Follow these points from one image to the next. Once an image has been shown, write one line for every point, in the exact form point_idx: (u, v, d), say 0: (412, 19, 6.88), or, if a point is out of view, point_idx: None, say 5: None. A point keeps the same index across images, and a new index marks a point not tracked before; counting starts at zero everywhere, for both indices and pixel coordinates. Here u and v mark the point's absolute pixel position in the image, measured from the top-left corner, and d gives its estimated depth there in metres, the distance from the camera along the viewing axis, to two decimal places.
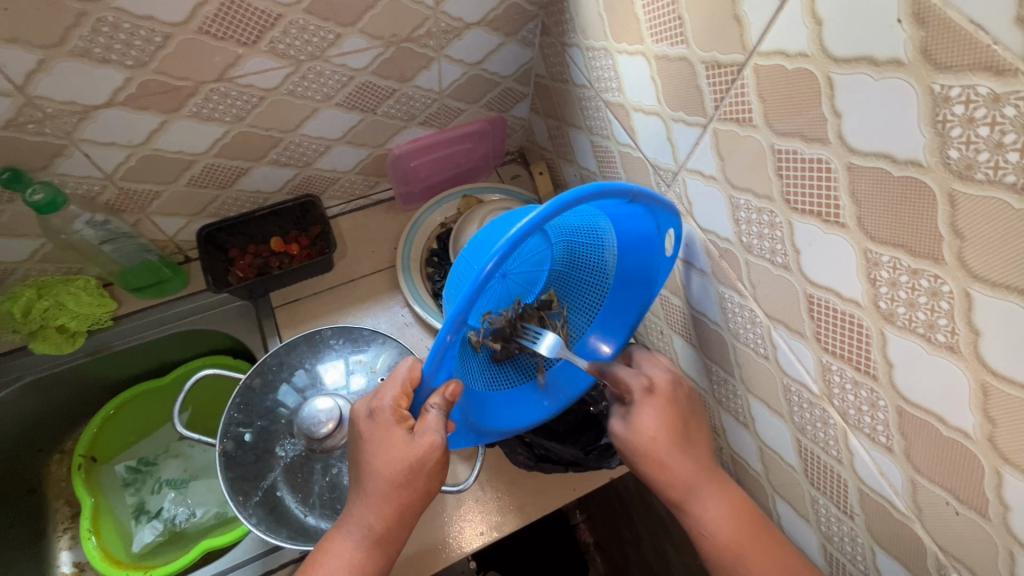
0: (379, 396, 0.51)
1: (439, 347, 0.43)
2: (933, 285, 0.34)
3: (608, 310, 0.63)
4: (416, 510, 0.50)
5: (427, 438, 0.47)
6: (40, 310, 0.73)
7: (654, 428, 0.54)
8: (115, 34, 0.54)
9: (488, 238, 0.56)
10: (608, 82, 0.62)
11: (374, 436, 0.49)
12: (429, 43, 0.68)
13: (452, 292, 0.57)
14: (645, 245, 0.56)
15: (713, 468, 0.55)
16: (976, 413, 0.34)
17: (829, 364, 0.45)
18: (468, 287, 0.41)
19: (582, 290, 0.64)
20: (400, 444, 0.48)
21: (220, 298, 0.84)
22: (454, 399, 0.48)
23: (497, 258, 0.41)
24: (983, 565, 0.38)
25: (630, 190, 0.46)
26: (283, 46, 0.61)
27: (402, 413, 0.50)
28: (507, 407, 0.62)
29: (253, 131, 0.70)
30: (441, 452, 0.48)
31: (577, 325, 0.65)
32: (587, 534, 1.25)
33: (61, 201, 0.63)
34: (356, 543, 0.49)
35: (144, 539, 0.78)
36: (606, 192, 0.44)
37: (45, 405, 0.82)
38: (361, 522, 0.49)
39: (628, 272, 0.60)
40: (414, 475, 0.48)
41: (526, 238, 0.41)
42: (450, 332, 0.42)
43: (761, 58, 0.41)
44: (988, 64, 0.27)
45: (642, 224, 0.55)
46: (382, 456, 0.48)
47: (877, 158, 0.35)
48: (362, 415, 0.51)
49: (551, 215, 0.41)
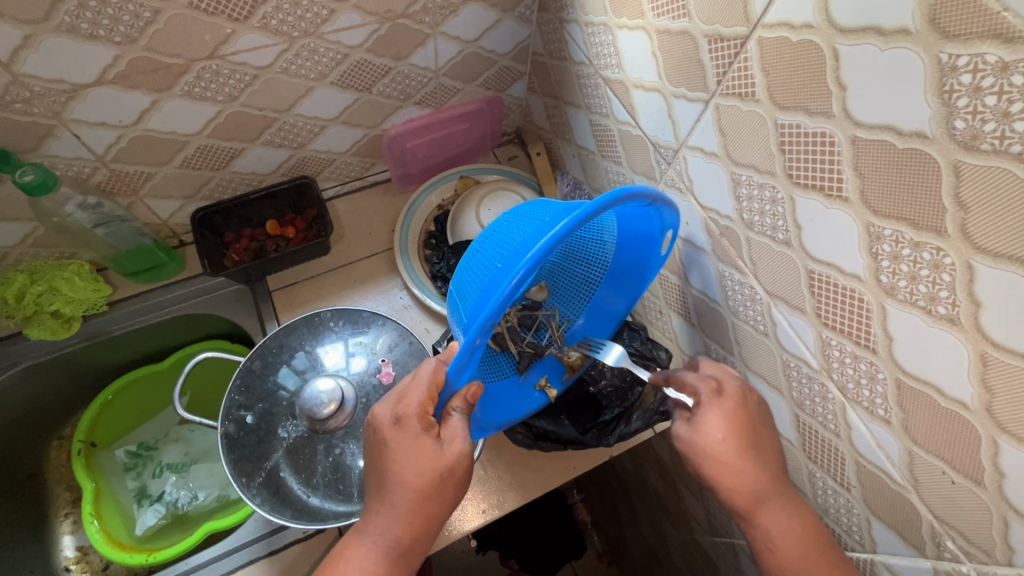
0: (405, 401, 0.49)
1: (467, 348, 0.43)
2: (935, 257, 0.34)
3: (599, 303, 0.65)
4: (441, 520, 0.50)
5: (455, 445, 0.49)
6: (34, 295, 0.72)
7: (723, 430, 0.49)
8: (102, 10, 0.52)
9: (501, 235, 0.55)
10: (607, 59, 0.61)
11: (402, 447, 0.49)
12: (425, 19, 0.67)
13: (461, 290, 0.57)
14: (644, 243, 0.58)
15: (758, 450, 0.49)
16: (975, 384, 0.35)
17: (829, 339, 0.45)
18: (504, 291, 0.41)
19: (576, 284, 0.65)
20: (430, 455, 0.48)
21: (217, 282, 0.83)
22: (475, 401, 0.50)
23: (529, 266, 0.42)
24: (977, 531, 0.39)
25: (650, 195, 0.47)
26: (276, 23, 0.59)
27: (428, 419, 0.49)
28: (505, 401, 0.63)
29: (247, 111, 0.69)
30: (469, 461, 0.49)
31: (569, 315, 0.66)
32: (584, 514, 1.31)
33: (53, 182, 0.62)
34: (379, 557, 0.49)
35: (147, 522, 0.79)
36: (630, 198, 0.45)
37: (43, 391, 0.81)
38: (387, 534, 0.49)
39: (623, 267, 0.62)
40: (444, 483, 0.49)
41: (554, 247, 0.42)
42: (480, 335, 0.43)
43: (765, 30, 0.40)
44: (998, 31, 0.27)
45: (647, 224, 0.55)
46: (410, 465, 0.48)
47: (882, 131, 0.35)
48: (385, 421, 0.50)
49: (585, 220, 0.43)
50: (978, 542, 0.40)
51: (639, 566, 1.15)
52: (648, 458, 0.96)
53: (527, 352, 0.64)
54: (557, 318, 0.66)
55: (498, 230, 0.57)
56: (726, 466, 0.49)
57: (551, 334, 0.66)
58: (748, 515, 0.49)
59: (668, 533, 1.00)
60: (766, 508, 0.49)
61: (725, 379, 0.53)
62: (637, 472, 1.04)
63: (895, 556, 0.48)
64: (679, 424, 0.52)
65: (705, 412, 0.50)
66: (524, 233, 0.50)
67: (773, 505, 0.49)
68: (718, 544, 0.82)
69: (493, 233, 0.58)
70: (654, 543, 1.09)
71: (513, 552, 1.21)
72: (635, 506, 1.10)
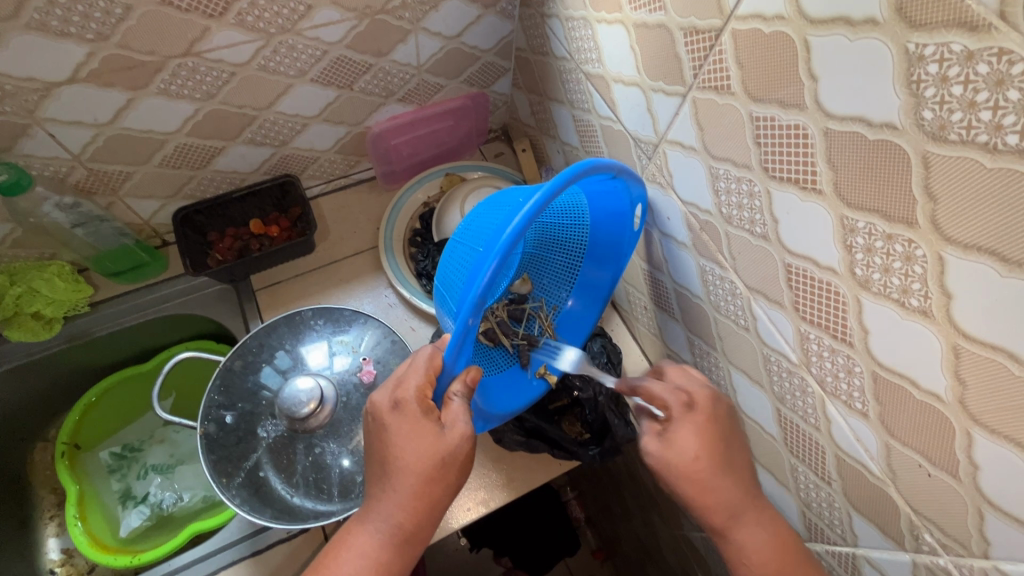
0: (402, 386, 0.50)
1: (460, 331, 0.43)
2: (907, 250, 0.34)
3: (583, 282, 0.66)
4: (439, 512, 0.50)
5: (457, 429, 0.48)
6: (13, 296, 0.72)
7: (695, 447, 0.49)
8: (73, 6, 0.51)
9: (477, 225, 0.55)
10: (587, 53, 0.61)
11: (403, 430, 0.48)
12: (405, 15, 0.66)
13: (445, 283, 0.57)
14: (618, 220, 0.58)
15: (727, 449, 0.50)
16: (948, 376, 0.35)
17: (807, 333, 0.45)
18: (488, 267, 0.41)
19: (556, 269, 0.66)
20: (431, 437, 0.48)
21: (201, 282, 0.82)
22: (474, 385, 0.50)
23: (512, 240, 0.42)
24: (953, 523, 0.39)
25: (614, 167, 0.48)
26: (252, 19, 0.59)
27: (428, 403, 0.49)
28: (505, 392, 0.62)
29: (226, 109, 0.68)
30: (470, 444, 0.49)
31: (555, 301, 0.67)
32: (578, 511, 1.30)
33: (27, 182, 0.61)
34: (382, 541, 0.48)
35: (131, 524, 0.79)
36: (594, 170, 0.46)
37: (24, 393, 0.81)
38: (391, 519, 0.48)
39: (601, 245, 0.62)
40: (447, 467, 0.48)
41: (532, 221, 0.42)
42: (472, 314, 0.43)
43: (738, 23, 0.40)
44: (962, 20, 0.27)
45: (617, 200, 0.56)
46: (411, 450, 0.48)
47: (853, 123, 0.34)
48: (385, 406, 0.50)
49: (556, 192, 0.43)
50: (955, 535, 0.39)
51: (632, 562, 1.15)
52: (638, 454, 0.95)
53: (522, 344, 0.64)
54: (545, 307, 0.66)
55: (473, 221, 0.57)
56: (693, 482, 0.49)
57: (542, 324, 0.66)
58: (723, 533, 0.50)
59: (658, 529, 1.00)
60: (741, 525, 0.50)
61: (694, 390, 0.53)
62: (628, 468, 1.03)
63: (875, 549, 0.48)
64: (651, 439, 0.51)
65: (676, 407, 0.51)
66: (501, 217, 0.51)
67: (754, 500, 0.50)
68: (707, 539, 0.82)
69: (469, 224, 0.57)
70: (646, 541, 1.08)
71: (504, 547, 1.21)
72: (626, 502, 1.10)
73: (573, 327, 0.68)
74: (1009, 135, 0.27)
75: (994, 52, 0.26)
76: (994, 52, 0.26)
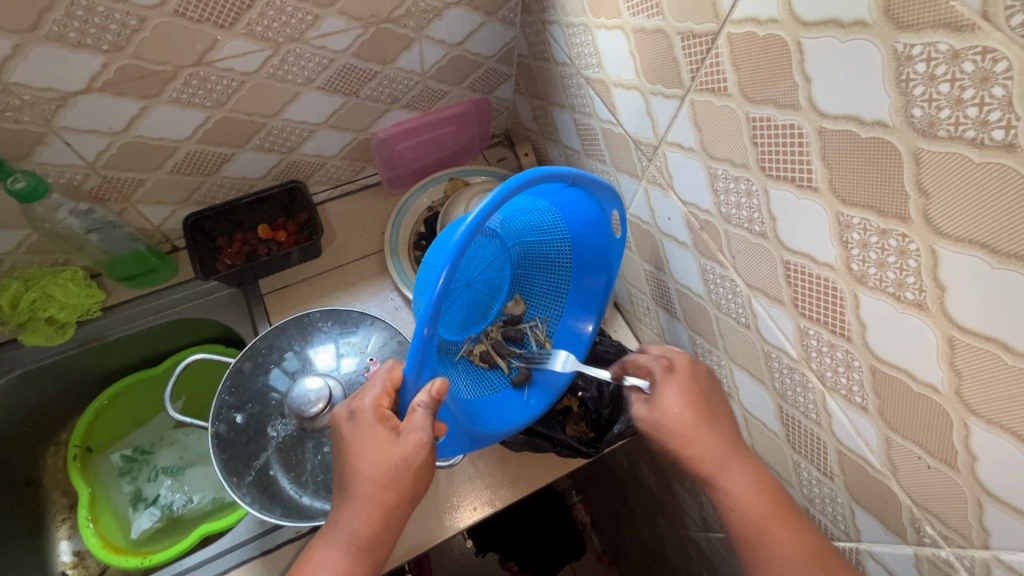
0: (359, 396, 0.52)
1: (418, 341, 0.44)
2: (901, 244, 0.35)
3: (575, 296, 0.66)
4: (405, 512, 0.50)
5: (411, 437, 0.49)
6: (28, 301, 0.73)
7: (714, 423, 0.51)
8: (89, 18, 0.53)
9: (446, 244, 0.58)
10: (587, 58, 0.62)
11: (357, 437, 0.50)
12: (410, 23, 0.68)
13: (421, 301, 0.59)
14: (593, 228, 0.60)
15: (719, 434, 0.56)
16: (944, 367, 0.35)
17: (807, 329, 0.46)
18: (439, 275, 0.43)
19: (545, 287, 0.67)
20: (385, 444, 0.49)
21: (209, 287, 0.84)
22: (440, 397, 0.49)
23: (456, 252, 0.43)
24: (952, 513, 0.40)
25: (569, 174, 0.49)
26: (261, 28, 0.61)
27: (384, 413, 0.51)
28: (497, 411, 0.62)
29: (236, 116, 0.70)
30: (427, 451, 0.49)
31: (549, 320, 0.67)
32: (584, 514, 1.31)
33: (44, 189, 0.63)
34: (341, 553, 0.49)
35: (142, 525, 0.80)
36: (546, 177, 0.47)
37: (38, 398, 0.82)
38: (348, 528, 0.49)
39: (582, 255, 0.63)
40: (399, 474, 0.48)
41: (479, 229, 0.43)
42: (427, 325, 0.44)
43: (734, 26, 0.41)
44: (947, 20, 0.28)
45: (586, 208, 0.59)
46: (365, 456, 0.49)
47: (846, 122, 0.35)
48: (342, 416, 0.52)
49: (503, 200, 0.44)
50: (955, 527, 0.40)
51: (638, 565, 1.16)
52: (642, 455, 0.95)
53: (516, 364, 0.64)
54: (539, 325, 0.67)
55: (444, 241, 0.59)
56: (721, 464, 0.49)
57: (537, 341, 0.66)
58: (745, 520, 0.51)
59: (664, 531, 1.00)
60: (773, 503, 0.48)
61: (675, 356, 0.58)
62: (632, 471, 1.03)
63: (878, 544, 0.49)
64: (640, 405, 0.56)
65: (694, 408, 0.54)
66: None
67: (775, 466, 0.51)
68: (711, 539, 0.82)
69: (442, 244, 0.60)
70: (650, 544, 1.08)
71: (511, 552, 1.21)
72: (632, 505, 1.10)
73: (571, 342, 0.67)
74: (995, 130, 0.28)
75: (979, 50, 0.27)
76: (979, 51, 0.27)
